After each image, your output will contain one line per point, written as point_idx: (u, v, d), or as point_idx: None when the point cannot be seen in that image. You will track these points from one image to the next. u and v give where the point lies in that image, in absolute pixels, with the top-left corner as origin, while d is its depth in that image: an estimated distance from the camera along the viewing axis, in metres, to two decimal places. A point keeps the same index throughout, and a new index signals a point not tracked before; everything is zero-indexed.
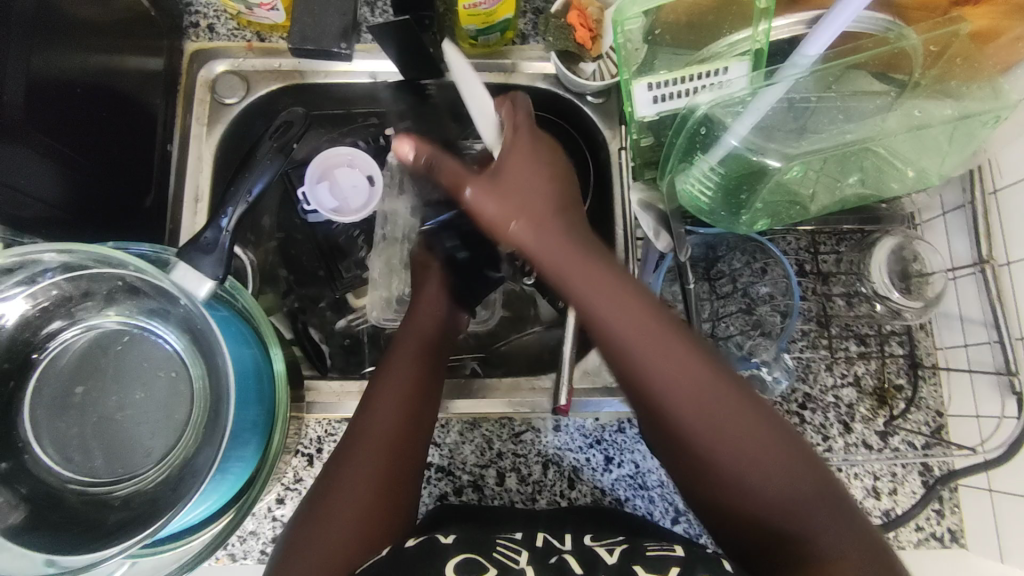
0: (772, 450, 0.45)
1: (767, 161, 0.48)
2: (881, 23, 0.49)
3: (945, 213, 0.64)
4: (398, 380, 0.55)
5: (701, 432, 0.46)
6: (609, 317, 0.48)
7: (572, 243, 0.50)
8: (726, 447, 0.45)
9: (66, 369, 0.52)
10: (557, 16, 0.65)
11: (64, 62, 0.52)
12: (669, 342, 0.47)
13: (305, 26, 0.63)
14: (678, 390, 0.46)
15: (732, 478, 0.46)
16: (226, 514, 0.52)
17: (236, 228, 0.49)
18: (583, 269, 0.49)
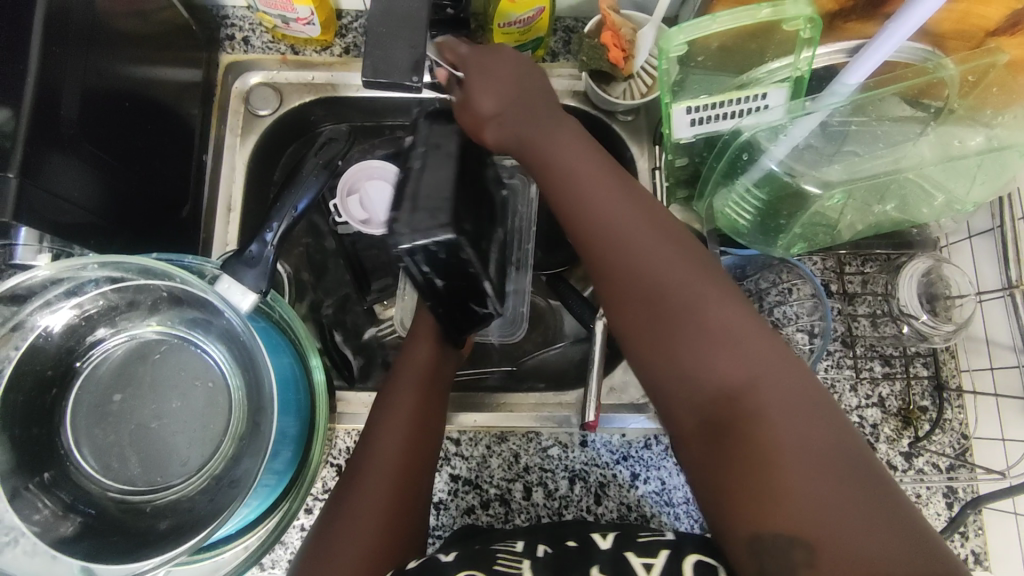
0: (752, 351, 0.40)
1: (805, 186, 0.49)
2: (920, 53, 0.51)
3: (971, 237, 0.64)
4: (398, 414, 0.53)
5: (678, 303, 0.42)
6: (588, 196, 0.46)
7: (562, 139, 0.49)
8: (703, 341, 0.41)
9: (105, 378, 0.52)
10: (591, 36, 0.66)
11: (113, 75, 0.53)
12: (645, 216, 0.45)
13: (376, 58, 0.47)
14: (656, 277, 0.43)
15: (686, 366, 0.41)
16: (262, 524, 0.53)
17: (281, 242, 0.50)
18: (565, 140, 0.49)
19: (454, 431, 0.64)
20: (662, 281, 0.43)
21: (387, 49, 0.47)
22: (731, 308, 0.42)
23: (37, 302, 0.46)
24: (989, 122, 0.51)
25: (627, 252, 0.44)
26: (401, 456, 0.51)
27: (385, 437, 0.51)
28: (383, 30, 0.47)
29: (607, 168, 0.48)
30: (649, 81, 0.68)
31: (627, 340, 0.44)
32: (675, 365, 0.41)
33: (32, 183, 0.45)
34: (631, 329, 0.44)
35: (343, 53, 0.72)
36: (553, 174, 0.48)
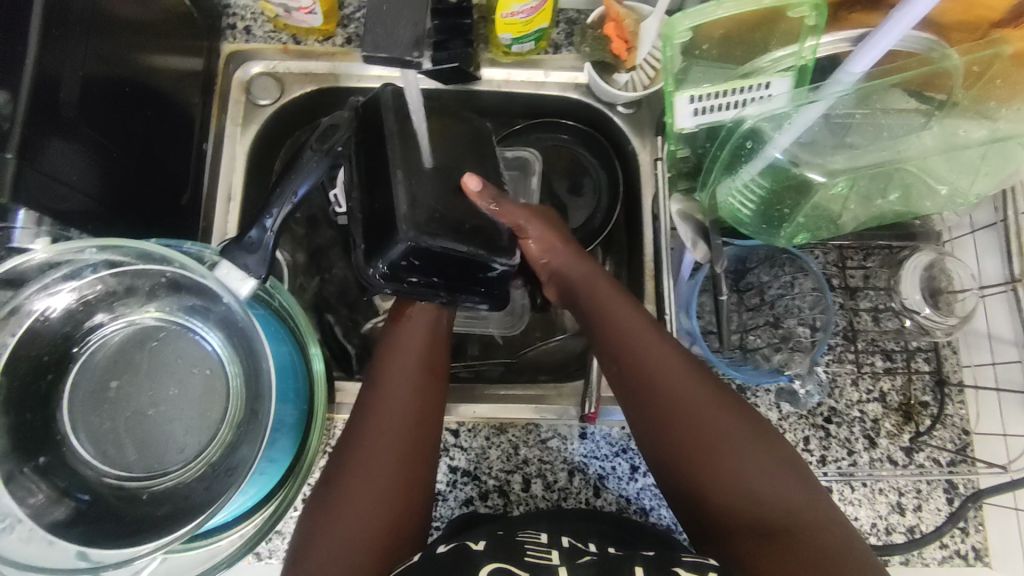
0: (773, 465, 0.49)
1: (809, 175, 0.49)
2: (925, 42, 0.51)
3: (974, 231, 0.64)
4: (393, 404, 0.53)
5: (714, 436, 0.50)
6: (645, 362, 0.53)
7: (596, 280, 0.58)
8: (738, 463, 0.49)
9: (102, 364, 0.52)
10: (594, 27, 0.67)
11: (114, 61, 0.53)
12: (685, 370, 0.52)
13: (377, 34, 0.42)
14: (694, 402, 0.51)
15: (720, 476, 0.48)
16: (258, 513, 0.53)
17: (280, 229, 0.49)
18: (609, 310, 0.56)
19: (454, 422, 0.64)
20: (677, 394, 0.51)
21: (388, 20, 0.42)
22: (751, 428, 0.50)
23: (35, 285, 0.46)
24: (993, 114, 0.51)
25: (676, 408, 0.51)
26: (400, 446, 0.52)
27: (377, 425, 0.52)
28: (386, 8, 0.42)
29: (643, 319, 0.55)
30: (652, 73, 0.67)
31: (667, 468, 0.51)
32: (715, 480, 0.48)
33: (30, 165, 0.45)
34: (674, 446, 0.50)
35: (344, 43, 0.71)
36: (607, 331, 0.55)
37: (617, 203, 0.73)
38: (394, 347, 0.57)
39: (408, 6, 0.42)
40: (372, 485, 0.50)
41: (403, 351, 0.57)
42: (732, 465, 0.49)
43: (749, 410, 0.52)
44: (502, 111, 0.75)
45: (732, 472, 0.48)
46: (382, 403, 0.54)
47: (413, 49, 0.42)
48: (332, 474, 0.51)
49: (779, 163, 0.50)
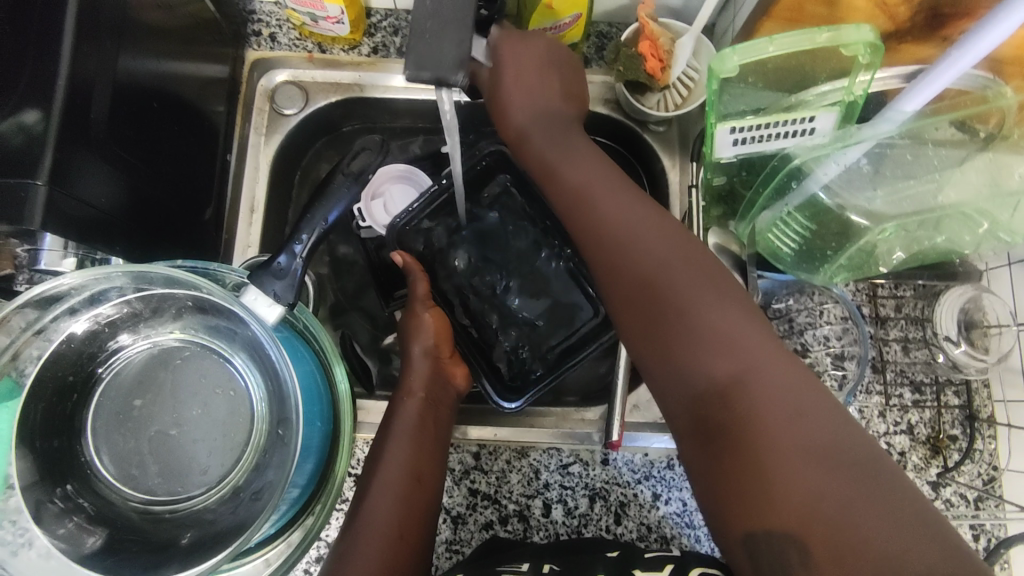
0: (773, 365, 0.41)
1: (854, 218, 0.49)
2: (979, 79, 0.48)
3: (1011, 263, 0.63)
4: (394, 471, 0.52)
5: (666, 314, 0.44)
6: (618, 239, 0.48)
7: (561, 138, 0.55)
8: (732, 356, 0.42)
9: (127, 384, 0.52)
10: (627, 45, 0.64)
11: (144, 74, 0.52)
12: (674, 249, 0.46)
13: (419, 48, 0.41)
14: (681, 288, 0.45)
15: (698, 371, 0.42)
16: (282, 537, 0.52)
17: (309, 254, 0.49)
18: (587, 186, 0.51)
19: (474, 444, 0.63)
20: (638, 269, 0.47)
21: (434, 43, 0.41)
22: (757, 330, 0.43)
23: (62, 308, 0.45)
24: None
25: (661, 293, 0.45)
26: (398, 523, 0.50)
27: (377, 497, 0.51)
28: (429, 26, 0.41)
29: (625, 194, 0.50)
30: (685, 93, 0.65)
31: (647, 365, 0.46)
32: (677, 370, 0.44)
33: (59, 189, 0.44)
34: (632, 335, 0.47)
35: (370, 52, 0.70)
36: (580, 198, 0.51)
37: None
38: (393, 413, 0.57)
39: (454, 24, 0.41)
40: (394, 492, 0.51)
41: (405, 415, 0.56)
42: (700, 351, 0.43)
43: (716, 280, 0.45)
44: None
45: (701, 359, 0.42)
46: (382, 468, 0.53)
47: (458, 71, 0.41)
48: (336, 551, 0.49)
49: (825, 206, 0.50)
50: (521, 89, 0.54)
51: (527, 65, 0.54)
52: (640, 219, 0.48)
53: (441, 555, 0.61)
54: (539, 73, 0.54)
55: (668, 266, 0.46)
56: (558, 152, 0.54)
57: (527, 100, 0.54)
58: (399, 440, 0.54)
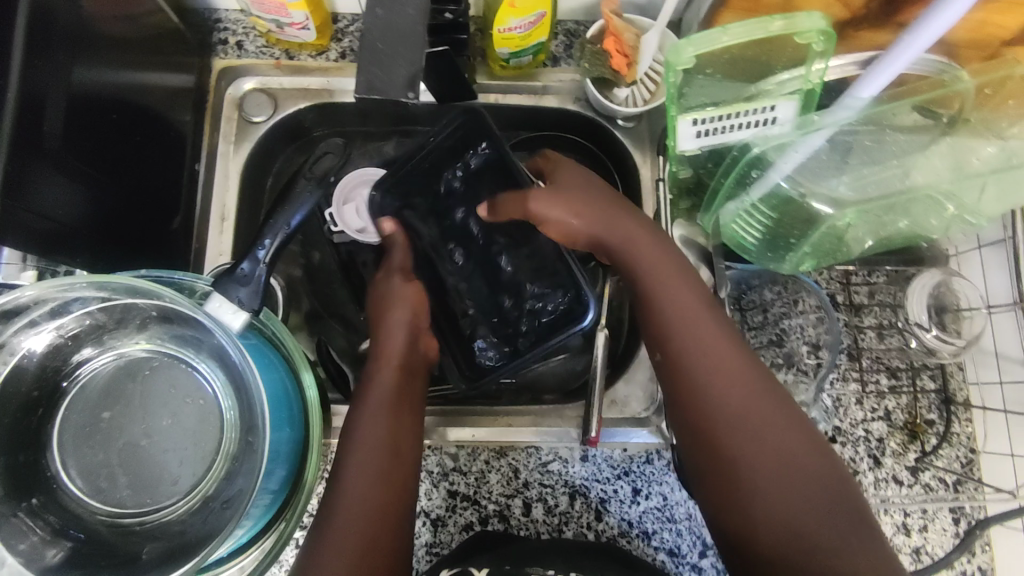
0: (805, 454, 0.47)
1: (816, 206, 0.48)
2: (936, 65, 0.50)
3: (981, 247, 0.63)
4: (368, 471, 0.51)
5: (722, 410, 0.48)
6: (687, 329, 0.51)
7: (630, 219, 0.56)
8: (761, 457, 0.47)
9: (93, 397, 0.51)
10: (593, 42, 0.65)
11: (105, 87, 0.53)
12: (727, 344, 0.50)
13: (373, 74, 0.51)
14: (724, 387, 0.49)
15: (738, 452, 0.47)
16: (255, 544, 0.52)
17: (274, 259, 0.48)
18: (650, 261, 0.54)
19: (452, 446, 0.63)
20: (691, 357, 0.50)
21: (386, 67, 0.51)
22: (778, 403, 0.48)
23: (22, 321, 0.44)
24: (1003, 132, 0.50)
25: (726, 420, 0.48)
26: (373, 519, 0.48)
27: (348, 494, 0.49)
28: (378, 44, 0.51)
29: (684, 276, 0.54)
30: (653, 87, 0.66)
31: (698, 437, 0.49)
32: (726, 445, 0.47)
33: (18, 205, 0.44)
34: (689, 412, 0.49)
35: (338, 58, 0.70)
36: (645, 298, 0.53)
37: None
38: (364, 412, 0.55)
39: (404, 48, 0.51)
40: (366, 472, 0.50)
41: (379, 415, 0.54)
42: (740, 436, 0.47)
43: (771, 391, 0.49)
44: (498, 122, 0.74)
45: (741, 445, 0.47)
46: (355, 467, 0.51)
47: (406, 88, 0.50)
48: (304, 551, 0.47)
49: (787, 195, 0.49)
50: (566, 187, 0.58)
51: (575, 174, 0.60)
52: (699, 303, 0.52)
53: (421, 558, 0.60)
54: (597, 184, 0.58)
55: (728, 355, 0.49)
56: (615, 236, 0.56)
57: (579, 186, 0.58)
58: (369, 424, 0.53)
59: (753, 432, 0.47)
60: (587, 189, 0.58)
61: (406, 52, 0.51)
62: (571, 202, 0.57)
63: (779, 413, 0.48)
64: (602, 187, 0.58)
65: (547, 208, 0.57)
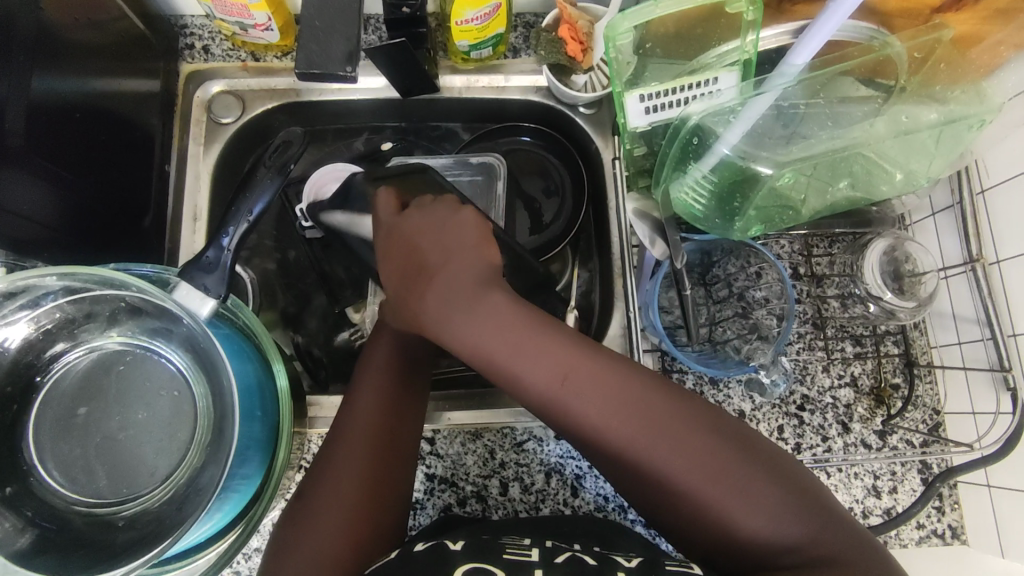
0: (730, 457, 0.43)
1: (758, 168, 0.50)
2: (866, 32, 0.52)
3: (934, 213, 0.64)
4: (368, 421, 0.52)
5: (624, 449, 0.44)
6: (559, 385, 0.44)
7: (465, 269, 0.48)
8: (680, 481, 0.43)
9: (70, 391, 0.52)
10: (548, 30, 0.66)
11: (67, 89, 0.55)
12: (607, 376, 0.44)
13: (311, 51, 0.61)
14: (613, 434, 0.44)
15: (657, 480, 0.43)
16: (226, 535, 0.52)
17: (238, 247, 0.50)
18: (504, 320, 0.46)
19: (428, 430, 0.64)
20: (581, 408, 0.44)
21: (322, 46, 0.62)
22: (666, 403, 0.44)
23: None
24: (944, 97, 0.51)
25: (630, 462, 0.44)
26: (354, 511, 0.49)
27: (347, 446, 0.51)
28: (318, 26, 0.61)
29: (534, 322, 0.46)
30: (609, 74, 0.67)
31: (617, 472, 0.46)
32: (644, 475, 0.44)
33: None
34: (601, 455, 0.45)
35: None
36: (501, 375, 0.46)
37: (584, 201, 0.73)
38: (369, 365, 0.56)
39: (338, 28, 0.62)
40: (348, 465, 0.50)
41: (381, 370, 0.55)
42: (654, 465, 0.43)
43: (675, 400, 0.44)
44: (464, 114, 0.75)
45: (660, 472, 0.43)
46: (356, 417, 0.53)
47: (343, 63, 0.62)
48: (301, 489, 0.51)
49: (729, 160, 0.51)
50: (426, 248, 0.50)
51: (413, 230, 0.52)
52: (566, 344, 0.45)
53: None
54: (439, 236, 0.51)
55: (611, 390, 0.44)
56: (433, 317, 0.48)
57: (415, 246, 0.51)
58: (357, 412, 0.53)
59: (666, 455, 0.43)
60: (444, 238, 0.51)
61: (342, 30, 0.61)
62: (401, 258, 0.51)
63: (689, 419, 0.44)
64: (434, 239, 0.51)
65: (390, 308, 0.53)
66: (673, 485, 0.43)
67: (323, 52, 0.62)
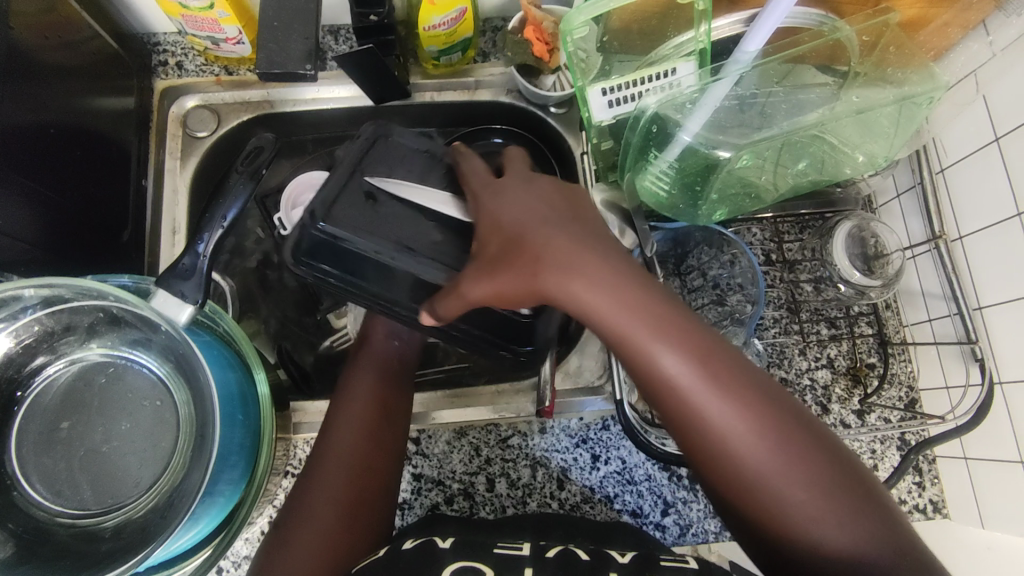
0: (837, 477, 0.39)
1: (720, 153, 0.51)
2: (815, 18, 0.54)
3: (898, 195, 0.66)
4: (342, 446, 0.54)
5: (735, 455, 0.40)
6: (681, 376, 0.40)
7: (581, 244, 0.43)
8: (789, 497, 0.39)
9: (52, 405, 0.52)
10: (514, 32, 0.68)
11: (41, 109, 0.56)
12: (726, 373, 0.40)
13: (271, 50, 0.60)
14: (736, 430, 0.40)
15: (763, 493, 0.40)
16: (208, 544, 0.52)
17: (213, 253, 0.50)
18: (619, 298, 0.41)
19: (414, 430, 0.65)
20: (697, 402, 0.40)
21: (283, 45, 0.60)
22: (784, 411, 0.40)
23: None
24: (899, 81, 0.52)
25: (733, 469, 0.40)
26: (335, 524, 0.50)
27: (330, 467, 0.52)
28: (275, 23, 0.60)
29: (659, 304, 0.42)
30: None
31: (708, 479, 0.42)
32: (746, 486, 0.40)
33: None
34: (698, 458, 0.41)
35: None
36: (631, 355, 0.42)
37: None
38: (348, 398, 0.57)
39: (296, 24, 0.60)
40: (331, 482, 0.52)
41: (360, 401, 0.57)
42: (762, 475, 0.40)
43: (786, 410, 0.41)
44: (437, 119, 0.76)
45: (769, 485, 0.39)
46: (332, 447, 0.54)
47: (304, 61, 0.60)
48: (280, 518, 0.51)
49: (693, 146, 0.52)
50: (524, 224, 0.44)
51: (505, 209, 0.46)
52: (688, 329, 0.41)
53: None
54: (537, 202, 0.45)
55: (735, 381, 0.40)
56: (547, 289, 0.42)
57: (504, 224, 0.45)
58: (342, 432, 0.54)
59: (778, 466, 0.39)
60: (532, 207, 0.45)
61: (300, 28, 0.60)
62: (511, 229, 0.44)
63: (802, 433, 0.40)
64: (568, 216, 0.44)
65: (483, 285, 0.44)
66: (778, 502, 0.39)
67: (285, 51, 0.60)
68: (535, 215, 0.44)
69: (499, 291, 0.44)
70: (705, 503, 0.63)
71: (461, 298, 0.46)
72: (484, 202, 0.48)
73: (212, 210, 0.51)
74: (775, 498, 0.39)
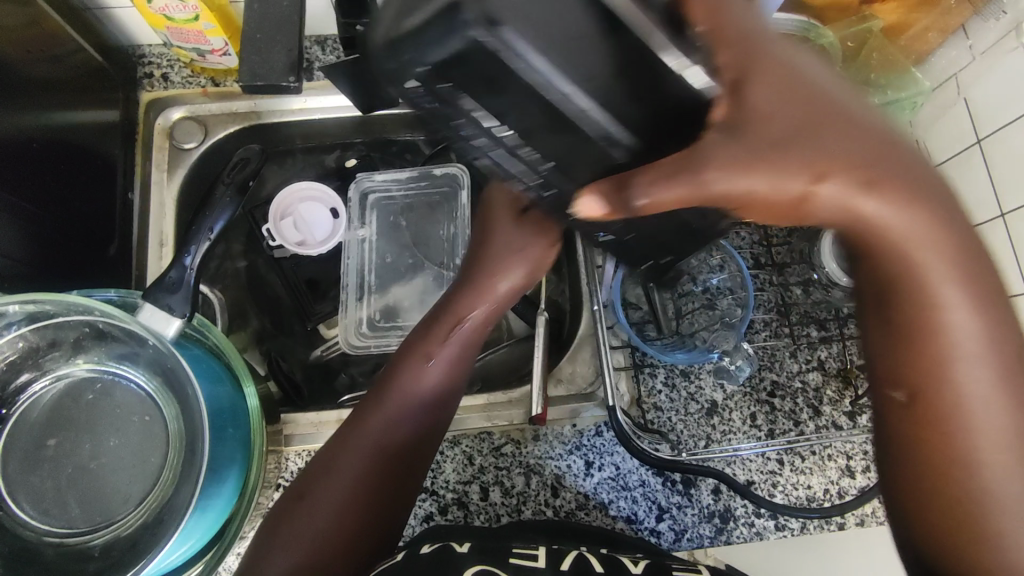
0: None
1: None
2: (799, 25, 0.55)
3: None
4: (359, 446, 0.53)
5: (980, 421, 0.38)
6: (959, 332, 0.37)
7: (913, 164, 0.35)
8: (999, 472, 0.38)
9: (39, 422, 0.52)
10: None
11: (23, 124, 0.56)
12: (1002, 334, 0.37)
13: (253, 63, 0.59)
14: (977, 394, 0.38)
15: (972, 462, 0.38)
16: (195, 564, 0.50)
17: (201, 265, 0.50)
18: (915, 239, 0.36)
19: None
20: (936, 354, 0.37)
21: (266, 59, 0.59)
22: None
23: None
24: None
25: (962, 439, 0.38)
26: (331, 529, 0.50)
27: (340, 467, 0.52)
28: (259, 37, 0.59)
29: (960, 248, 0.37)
30: None
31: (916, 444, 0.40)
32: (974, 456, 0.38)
33: None
34: (917, 420, 0.39)
35: None
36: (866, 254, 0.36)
37: None
38: (411, 374, 0.55)
39: (281, 37, 0.59)
40: (339, 483, 0.52)
41: (424, 382, 0.55)
42: (983, 447, 0.38)
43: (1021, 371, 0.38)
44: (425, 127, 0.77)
45: (982, 457, 0.38)
46: (380, 427, 0.54)
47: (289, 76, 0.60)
48: (301, 486, 0.52)
49: None
50: (826, 117, 0.33)
51: (779, 88, 0.33)
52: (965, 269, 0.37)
53: None
54: (834, 89, 0.35)
55: (1000, 340, 0.38)
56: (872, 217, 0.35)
57: (863, 118, 0.35)
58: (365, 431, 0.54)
59: (997, 439, 0.38)
60: (833, 96, 0.34)
61: (283, 41, 0.59)
62: (798, 116, 0.33)
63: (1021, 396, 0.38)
64: (838, 93, 0.35)
65: (731, 170, 0.32)
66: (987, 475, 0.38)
67: (266, 64, 0.59)
68: (849, 109, 0.35)
69: (753, 175, 0.32)
70: (700, 507, 0.63)
71: (689, 177, 0.32)
72: (753, 59, 0.33)
73: (197, 219, 0.51)
74: (988, 469, 0.38)
